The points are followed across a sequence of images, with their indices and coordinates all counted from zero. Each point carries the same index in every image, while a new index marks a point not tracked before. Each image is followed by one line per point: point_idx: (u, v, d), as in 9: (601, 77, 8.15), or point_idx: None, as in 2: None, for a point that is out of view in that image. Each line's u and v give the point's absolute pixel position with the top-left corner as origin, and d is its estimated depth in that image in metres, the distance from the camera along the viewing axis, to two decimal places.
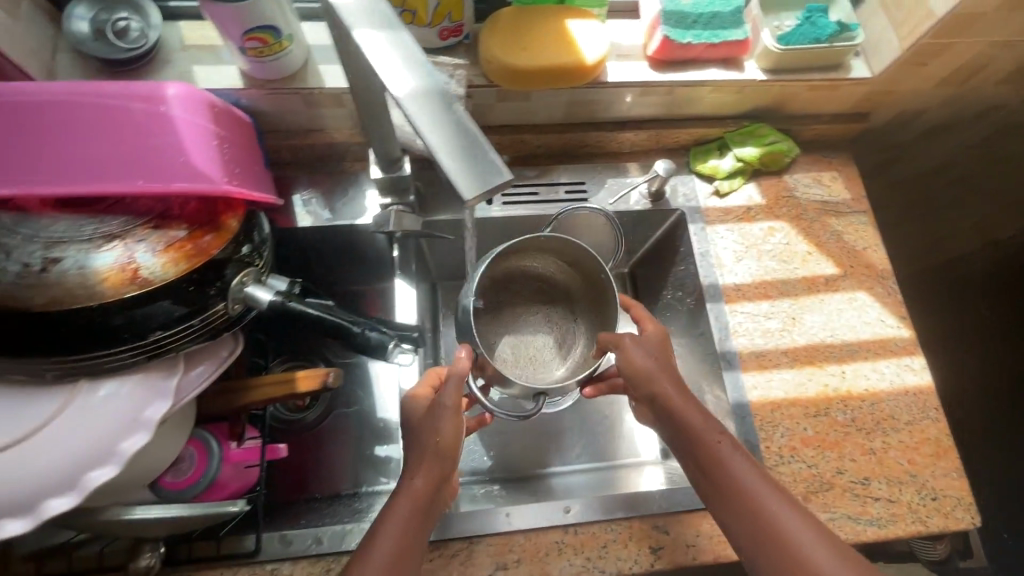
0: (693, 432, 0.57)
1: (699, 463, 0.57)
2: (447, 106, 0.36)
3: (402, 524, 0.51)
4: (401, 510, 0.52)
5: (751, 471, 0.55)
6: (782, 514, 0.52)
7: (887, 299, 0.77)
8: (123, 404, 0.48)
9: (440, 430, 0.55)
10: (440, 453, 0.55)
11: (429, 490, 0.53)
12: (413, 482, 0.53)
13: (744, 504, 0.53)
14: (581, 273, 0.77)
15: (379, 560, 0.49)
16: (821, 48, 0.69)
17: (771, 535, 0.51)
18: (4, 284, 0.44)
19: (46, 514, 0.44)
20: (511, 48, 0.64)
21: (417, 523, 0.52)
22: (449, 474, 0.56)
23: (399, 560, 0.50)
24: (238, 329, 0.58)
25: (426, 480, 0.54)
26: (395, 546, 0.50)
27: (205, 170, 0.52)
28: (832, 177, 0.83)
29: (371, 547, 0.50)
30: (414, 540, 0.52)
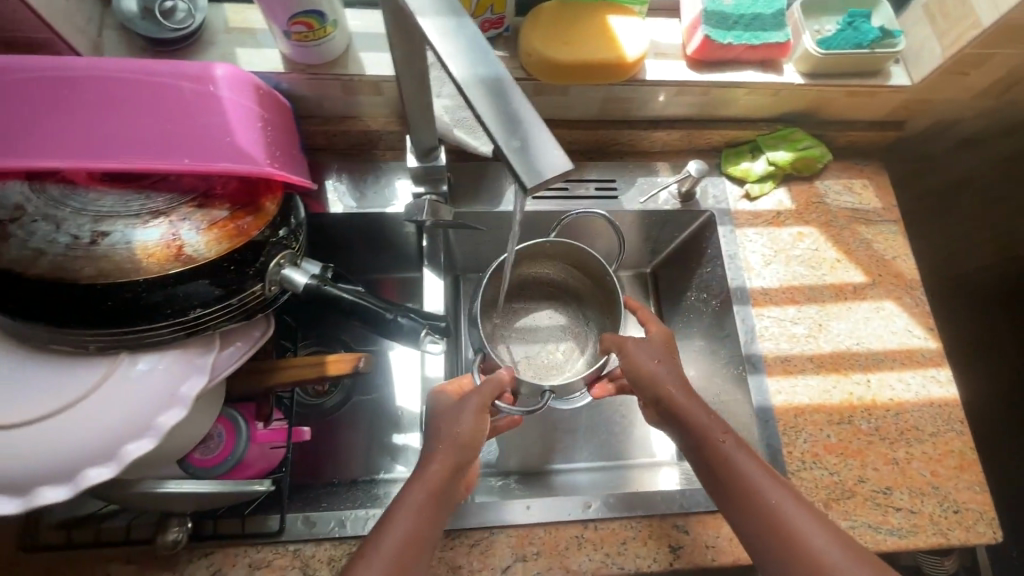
0: (697, 430, 0.58)
1: (703, 461, 0.57)
2: (509, 94, 0.37)
3: (416, 507, 0.52)
4: (415, 495, 0.52)
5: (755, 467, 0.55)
6: (789, 510, 0.52)
7: (915, 309, 0.76)
8: (161, 378, 0.49)
9: (461, 422, 0.57)
10: (458, 443, 0.56)
11: (444, 477, 0.54)
12: (428, 469, 0.54)
13: (749, 499, 0.53)
14: (591, 276, 0.76)
15: (392, 543, 0.49)
16: (862, 54, 0.69)
17: (779, 529, 0.51)
18: (53, 255, 0.45)
19: (84, 484, 0.44)
20: (553, 42, 0.65)
21: (431, 509, 0.52)
22: (466, 466, 0.57)
23: (411, 546, 0.50)
24: (272, 311, 0.58)
25: (442, 468, 0.54)
26: (407, 531, 0.50)
27: (249, 151, 0.52)
28: (863, 185, 0.83)
29: (384, 531, 0.50)
30: (427, 530, 0.51)
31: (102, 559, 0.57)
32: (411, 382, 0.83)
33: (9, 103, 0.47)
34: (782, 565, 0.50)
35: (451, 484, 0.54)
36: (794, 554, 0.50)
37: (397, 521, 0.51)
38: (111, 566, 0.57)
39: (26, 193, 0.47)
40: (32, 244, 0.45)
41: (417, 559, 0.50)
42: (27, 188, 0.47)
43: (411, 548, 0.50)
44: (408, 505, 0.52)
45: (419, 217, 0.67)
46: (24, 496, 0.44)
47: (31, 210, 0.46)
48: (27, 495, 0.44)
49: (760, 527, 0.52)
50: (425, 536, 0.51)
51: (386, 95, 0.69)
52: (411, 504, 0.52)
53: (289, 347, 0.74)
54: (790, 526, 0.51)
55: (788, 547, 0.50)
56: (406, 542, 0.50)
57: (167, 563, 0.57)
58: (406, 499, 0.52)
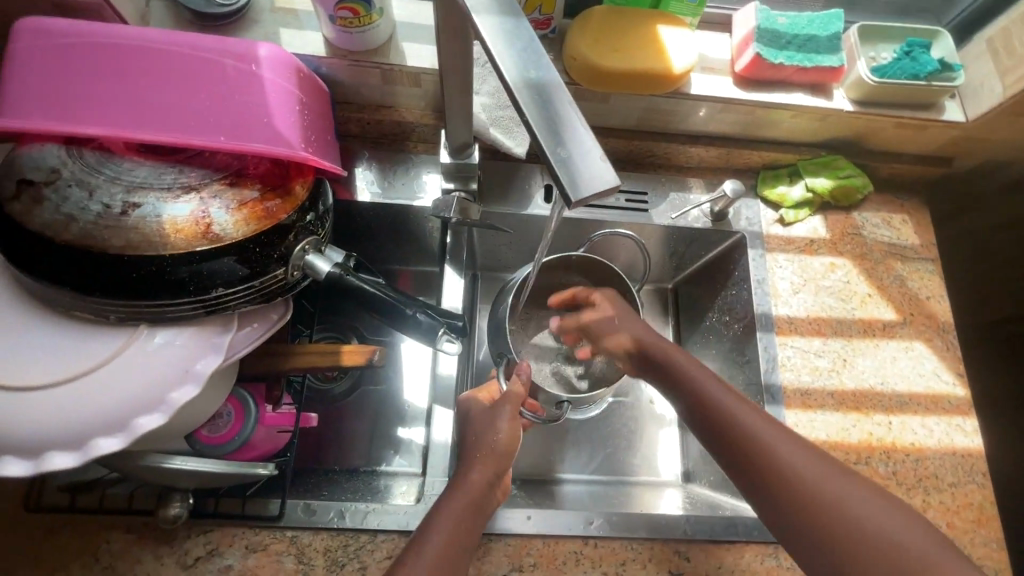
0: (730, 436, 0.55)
1: (705, 420, 0.58)
2: (557, 99, 0.36)
3: (455, 514, 0.53)
4: (456, 501, 0.54)
5: (746, 412, 0.56)
6: (786, 454, 0.52)
7: (946, 353, 0.74)
8: (177, 354, 0.49)
9: (498, 431, 0.60)
10: (496, 452, 0.59)
11: (482, 487, 0.56)
12: (469, 476, 0.56)
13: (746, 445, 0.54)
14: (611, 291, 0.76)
15: (435, 543, 0.50)
16: (918, 86, 0.67)
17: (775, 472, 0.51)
18: (84, 223, 0.45)
19: (94, 453, 0.44)
20: (599, 47, 0.63)
21: (470, 515, 0.53)
22: (503, 474, 0.59)
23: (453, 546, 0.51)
24: (292, 295, 0.57)
25: (479, 478, 0.56)
26: (450, 530, 0.51)
27: (284, 134, 0.52)
28: (902, 220, 0.80)
29: (428, 530, 0.51)
30: (468, 533, 0.52)
31: (102, 526, 0.57)
32: (420, 377, 0.83)
33: (53, 66, 0.47)
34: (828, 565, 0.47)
35: (489, 493, 0.56)
36: (798, 496, 0.50)
37: (438, 528, 0.51)
38: (110, 534, 0.57)
39: (63, 157, 0.47)
40: (64, 210, 0.45)
41: (458, 563, 0.51)
42: (64, 152, 0.47)
43: (452, 553, 0.50)
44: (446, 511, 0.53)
45: (445, 213, 0.66)
46: (34, 460, 0.44)
47: (66, 175, 0.46)
48: (37, 458, 0.44)
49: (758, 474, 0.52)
50: (466, 541, 0.52)
51: (425, 88, 0.69)
52: (455, 509, 0.53)
53: (304, 332, 0.73)
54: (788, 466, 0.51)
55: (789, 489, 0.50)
56: (448, 546, 0.50)
57: (166, 537, 0.57)
58: (449, 506, 0.53)
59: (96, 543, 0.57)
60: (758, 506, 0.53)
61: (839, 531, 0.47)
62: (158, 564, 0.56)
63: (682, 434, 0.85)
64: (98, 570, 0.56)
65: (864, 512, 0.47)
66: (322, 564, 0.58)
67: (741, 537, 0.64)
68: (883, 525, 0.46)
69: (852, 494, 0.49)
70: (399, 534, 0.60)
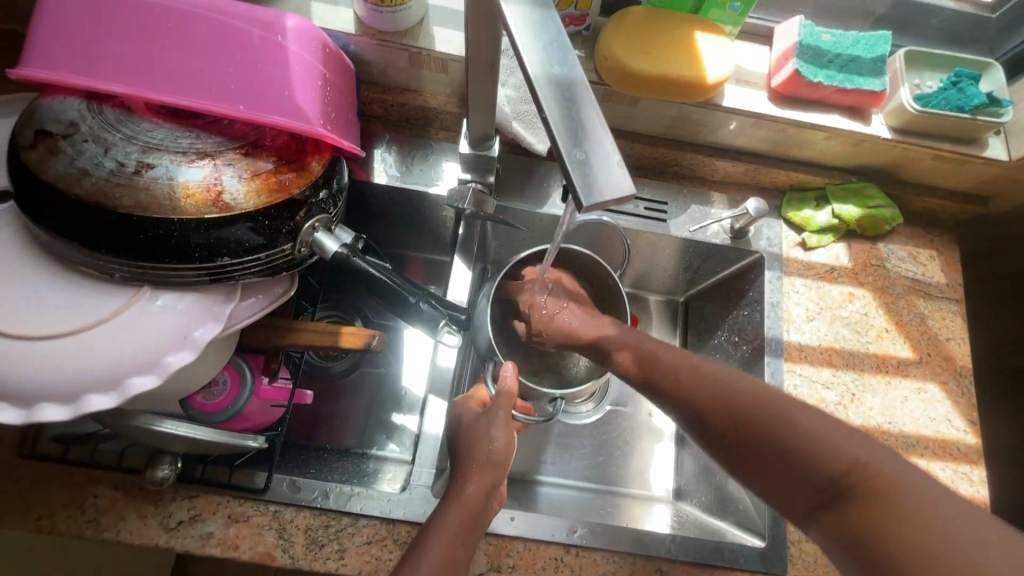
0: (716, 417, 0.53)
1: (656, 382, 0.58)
2: (577, 97, 0.34)
3: (450, 530, 0.51)
4: (450, 521, 0.52)
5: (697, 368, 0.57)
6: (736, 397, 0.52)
7: (960, 398, 0.71)
8: (178, 318, 0.49)
9: (494, 439, 0.58)
10: (492, 461, 0.57)
11: (479, 500, 0.54)
12: (467, 490, 0.55)
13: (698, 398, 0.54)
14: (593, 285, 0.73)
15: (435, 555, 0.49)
16: (962, 118, 0.64)
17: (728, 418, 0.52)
18: (96, 178, 0.45)
19: (86, 409, 0.45)
20: (632, 48, 0.62)
21: (466, 533, 0.52)
22: (500, 483, 0.58)
23: (452, 562, 0.50)
24: (297, 271, 0.57)
25: (478, 482, 0.55)
26: (446, 551, 0.50)
27: (304, 108, 0.52)
28: (930, 256, 0.77)
29: (438, 526, 0.52)
30: (461, 549, 0.51)
31: (92, 480, 0.58)
32: (420, 365, 0.83)
33: (79, 18, 0.47)
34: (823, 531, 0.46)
35: (487, 503, 0.55)
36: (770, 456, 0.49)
37: (433, 543, 0.50)
38: (98, 488, 0.57)
39: (83, 112, 0.47)
40: (79, 164, 0.45)
41: None
42: (85, 107, 0.47)
43: (448, 572, 0.49)
44: (444, 522, 0.52)
45: (460, 204, 0.66)
46: (26, 409, 0.44)
47: (84, 129, 0.46)
48: (30, 408, 0.44)
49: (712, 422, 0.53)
50: (460, 556, 0.51)
51: (451, 75, 0.68)
52: (450, 531, 0.51)
53: (309, 309, 0.74)
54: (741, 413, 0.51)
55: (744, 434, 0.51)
56: (445, 563, 0.49)
57: (152, 497, 0.58)
58: (446, 524, 0.52)
59: (84, 495, 0.57)
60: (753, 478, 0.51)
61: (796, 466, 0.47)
62: (141, 524, 0.57)
63: (677, 450, 0.84)
64: (83, 523, 0.56)
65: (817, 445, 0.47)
66: (302, 541, 0.58)
67: (726, 563, 0.63)
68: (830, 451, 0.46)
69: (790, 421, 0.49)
70: (381, 519, 0.60)
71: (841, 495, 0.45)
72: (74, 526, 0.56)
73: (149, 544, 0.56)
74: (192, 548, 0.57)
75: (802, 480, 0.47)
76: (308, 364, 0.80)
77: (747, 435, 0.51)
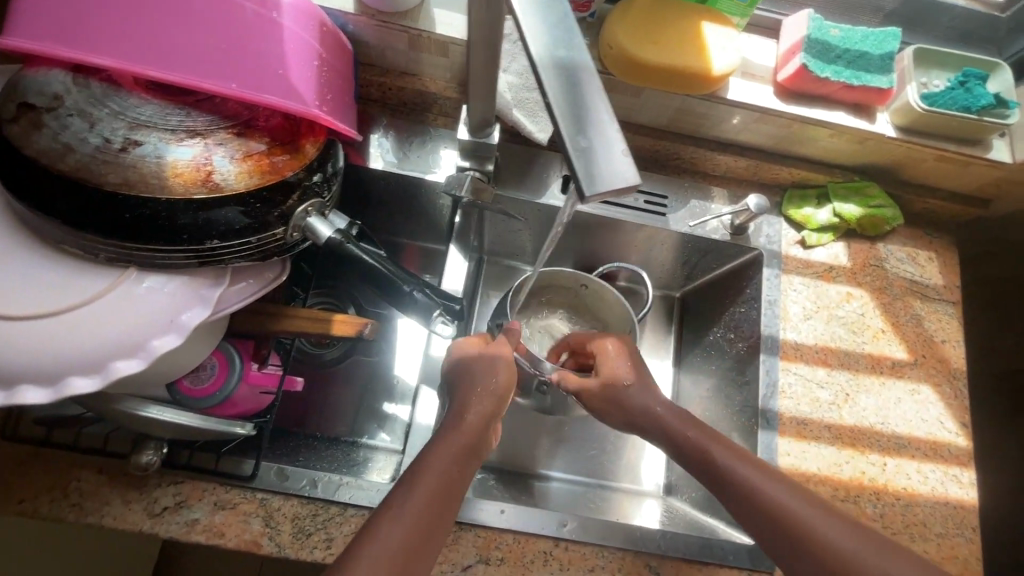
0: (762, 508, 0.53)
1: (685, 456, 0.60)
2: (582, 84, 0.33)
3: (446, 457, 0.51)
4: (444, 453, 0.52)
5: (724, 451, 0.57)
6: (770, 490, 0.54)
7: (953, 400, 0.71)
8: (164, 301, 0.47)
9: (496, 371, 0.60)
10: (494, 393, 0.58)
11: (476, 431, 0.55)
12: (467, 419, 0.55)
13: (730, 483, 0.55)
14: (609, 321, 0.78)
15: (430, 479, 0.49)
16: (967, 119, 0.63)
17: (760, 507, 0.53)
18: (82, 154, 0.43)
19: (67, 392, 0.43)
20: (638, 38, 0.60)
21: (456, 468, 0.51)
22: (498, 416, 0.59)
23: (445, 492, 0.49)
24: (290, 256, 0.56)
25: (476, 412, 0.56)
26: (441, 477, 0.50)
27: (299, 88, 0.50)
28: (928, 258, 0.77)
29: (427, 457, 0.51)
30: (455, 479, 0.51)
31: (76, 463, 0.57)
32: (414, 354, 0.82)
33: None
34: None
35: (484, 434, 0.56)
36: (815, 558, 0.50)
37: (427, 469, 0.50)
38: (81, 472, 0.56)
39: (68, 85, 0.45)
40: (63, 139, 0.43)
41: (446, 505, 0.49)
42: (70, 79, 0.46)
43: (442, 496, 0.49)
44: (444, 452, 0.52)
45: (457, 192, 0.64)
46: (5, 391, 0.43)
47: (69, 103, 0.44)
48: (9, 390, 0.43)
49: (735, 501, 0.55)
50: (453, 487, 0.50)
51: (451, 59, 0.66)
52: (446, 461, 0.51)
53: (301, 295, 0.72)
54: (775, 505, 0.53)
55: (780, 528, 0.52)
56: (436, 493, 0.49)
57: (136, 483, 0.57)
58: (442, 453, 0.52)
59: (66, 479, 0.56)
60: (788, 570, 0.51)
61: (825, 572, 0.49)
62: (125, 508, 0.56)
63: None
64: (65, 507, 0.55)
65: (850, 555, 0.49)
66: (289, 530, 0.57)
67: (716, 560, 0.63)
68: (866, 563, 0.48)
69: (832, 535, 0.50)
70: (369, 510, 0.59)
71: None
72: (56, 510, 0.55)
73: (132, 530, 0.55)
74: (176, 535, 0.56)
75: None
76: (301, 351, 0.79)
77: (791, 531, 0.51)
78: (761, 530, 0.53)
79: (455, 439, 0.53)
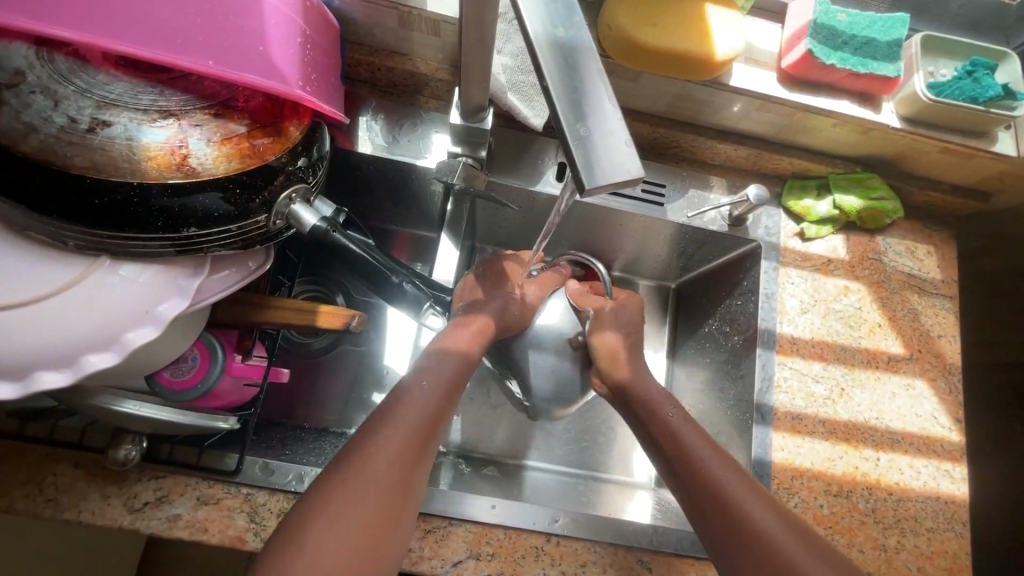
0: (674, 444, 0.57)
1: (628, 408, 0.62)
2: (583, 65, 0.31)
3: (450, 360, 0.56)
4: (412, 407, 0.51)
5: (696, 436, 0.57)
6: (684, 431, 0.57)
7: (948, 396, 0.70)
8: (139, 291, 0.45)
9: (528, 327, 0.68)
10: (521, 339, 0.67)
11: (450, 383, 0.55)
12: (440, 371, 0.55)
13: (695, 471, 0.54)
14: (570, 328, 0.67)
15: (439, 374, 0.55)
16: (975, 110, 0.61)
17: (670, 442, 0.57)
18: (45, 135, 0.40)
19: (35, 387, 0.41)
20: (639, 20, 0.58)
21: (456, 379, 0.56)
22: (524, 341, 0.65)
23: (451, 388, 0.55)
24: (273, 244, 0.54)
25: (448, 357, 0.56)
26: (450, 375, 0.55)
27: (280, 67, 0.48)
28: (927, 251, 0.76)
29: (439, 358, 0.56)
30: (460, 378, 0.56)
31: (51, 458, 0.55)
32: (403, 345, 0.80)
33: None
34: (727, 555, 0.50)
35: (457, 385, 0.56)
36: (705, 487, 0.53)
37: (439, 363, 0.56)
38: (57, 467, 0.55)
39: (31, 59, 0.42)
40: (24, 118, 0.40)
41: (451, 398, 0.55)
42: (33, 53, 0.43)
43: (450, 391, 0.55)
44: (414, 402, 0.52)
45: (448, 178, 0.62)
46: None
47: (31, 80, 0.42)
48: None
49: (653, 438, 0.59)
50: (425, 442, 0.50)
51: (444, 39, 0.63)
52: (420, 419, 0.51)
53: (286, 284, 0.70)
54: (722, 490, 0.52)
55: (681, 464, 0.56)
56: (447, 387, 0.55)
57: (115, 478, 0.55)
58: (419, 407, 0.52)
59: (41, 474, 0.54)
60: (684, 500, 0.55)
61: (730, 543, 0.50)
62: (105, 504, 0.54)
63: None
64: (41, 502, 0.53)
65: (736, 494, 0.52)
66: (274, 525, 0.56)
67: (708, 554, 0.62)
68: (777, 541, 0.49)
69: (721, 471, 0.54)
70: None
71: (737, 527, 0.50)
72: (31, 505, 0.53)
73: (111, 526, 0.54)
74: (158, 531, 0.54)
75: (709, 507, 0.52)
76: (287, 340, 0.77)
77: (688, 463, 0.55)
78: (678, 485, 0.55)
79: (428, 391, 0.53)
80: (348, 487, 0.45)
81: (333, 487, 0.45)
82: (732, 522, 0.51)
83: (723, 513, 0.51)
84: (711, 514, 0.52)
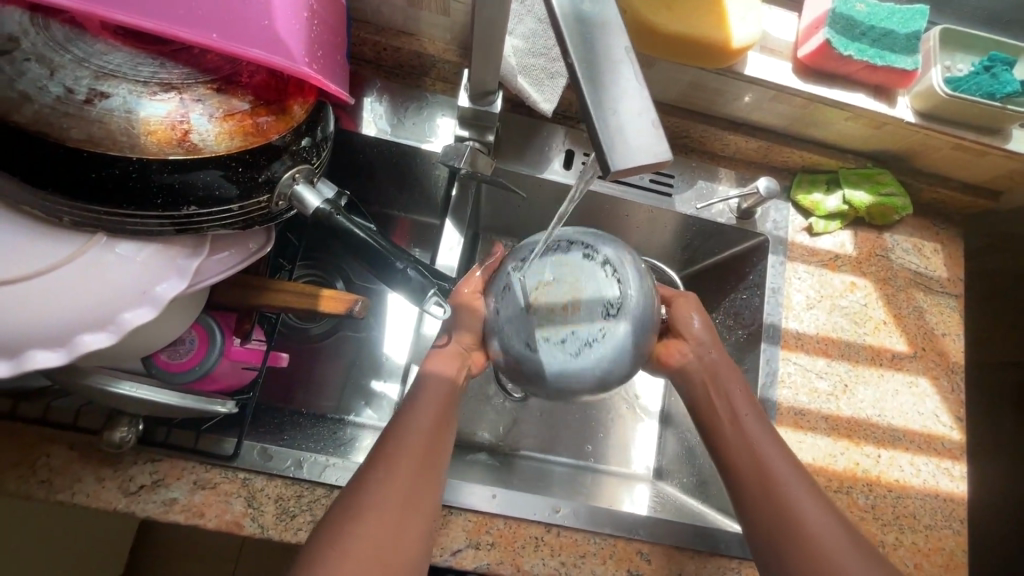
0: (736, 438, 0.57)
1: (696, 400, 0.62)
2: (607, 43, 0.30)
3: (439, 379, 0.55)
4: (409, 432, 0.51)
5: (764, 433, 0.57)
6: (751, 425, 0.58)
7: (950, 394, 0.70)
8: (136, 271, 0.44)
9: None
10: None
11: (444, 393, 0.55)
12: (427, 388, 0.55)
13: (759, 470, 0.55)
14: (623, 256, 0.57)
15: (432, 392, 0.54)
16: (990, 106, 0.60)
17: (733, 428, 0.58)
18: (40, 105, 0.39)
19: (29, 366, 0.40)
20: (654, 4, 0.57)
21: (447, 396, 0.55)
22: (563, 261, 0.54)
23: (445, 404, 0.54)
24: (274, 225, 0.52)
25: (437, 373, 0.56)
26: (439, 393, 0.54)
27: (287, 42, 0.46)
28: (934, 249, 0.75)
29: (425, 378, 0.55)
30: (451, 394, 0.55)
31: (45, 437, 0.54)
32: (403, 332, 0.80)
33: None
34: (777, 549, 0.52)
35: (450, 403, 0.55)
36: (762, 481, 0.54)
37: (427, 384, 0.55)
38: (51, 447, 0.54)
39: (25, 25, 0.41)
40: (18, 87, 0.39)
41: (448, 415, 0.54)
42: (29, 19, 0.41)
43: (444, 408, 0.54)
44: (408, 426, 0.51)
45: (455, 162, 0.60)
46: None
47: (26, 46, 0.40)
48: None
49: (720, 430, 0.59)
50: (421, 466, 0.49)
51: (452, 18, 0.61)
52: (420, 432, 0.51)
53: (287, 267, 0.69)
54: (782, 485, 0.53)
55: (746, 456, 0.56)
56: (438, 405, 0.54)
57: (110, 460, 0.54)
58: (416, 422, 0.52)
59: (35, 455, 0.53)
60: (738, 493, 0.55)
61: (779, 540, 0.52)
62: (100, 486, 0.53)
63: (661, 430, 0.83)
64: (34, 483, 0.52)
65: (793, 491, 0.53)
66: (273, 511, 0.55)
67: (706, 548, 0.61)
68: (830, 546, 0.50)
69: (782, 468, 0.55)
70: None
71: (789, 524, 0.52)
72: (23, 486, 0.52)
73: (107, 508, 0.53)
74: (154, 514, 0.53)
75: (763, 501, 0.53)
76: (285, 324, 0.76)
77: (751, 458, 0.56)
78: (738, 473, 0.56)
79: (420, 412, 0.53)
80: (354, 528, 0.45)
81: (340, 527, 0.45)
82: (785, 518, 0.52)
83: (781, 512, 0.52)
84: (767, 507, 0.53)
